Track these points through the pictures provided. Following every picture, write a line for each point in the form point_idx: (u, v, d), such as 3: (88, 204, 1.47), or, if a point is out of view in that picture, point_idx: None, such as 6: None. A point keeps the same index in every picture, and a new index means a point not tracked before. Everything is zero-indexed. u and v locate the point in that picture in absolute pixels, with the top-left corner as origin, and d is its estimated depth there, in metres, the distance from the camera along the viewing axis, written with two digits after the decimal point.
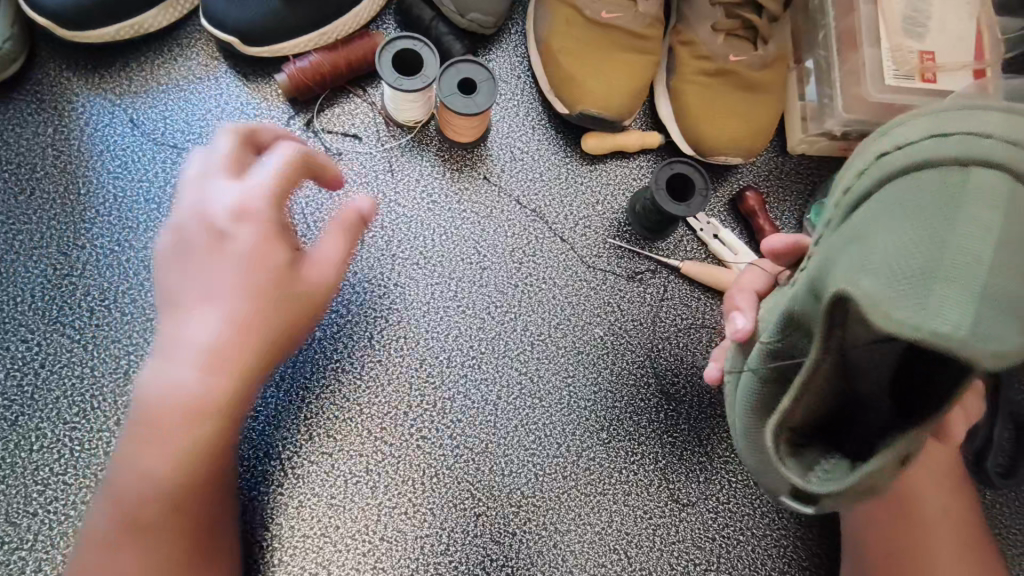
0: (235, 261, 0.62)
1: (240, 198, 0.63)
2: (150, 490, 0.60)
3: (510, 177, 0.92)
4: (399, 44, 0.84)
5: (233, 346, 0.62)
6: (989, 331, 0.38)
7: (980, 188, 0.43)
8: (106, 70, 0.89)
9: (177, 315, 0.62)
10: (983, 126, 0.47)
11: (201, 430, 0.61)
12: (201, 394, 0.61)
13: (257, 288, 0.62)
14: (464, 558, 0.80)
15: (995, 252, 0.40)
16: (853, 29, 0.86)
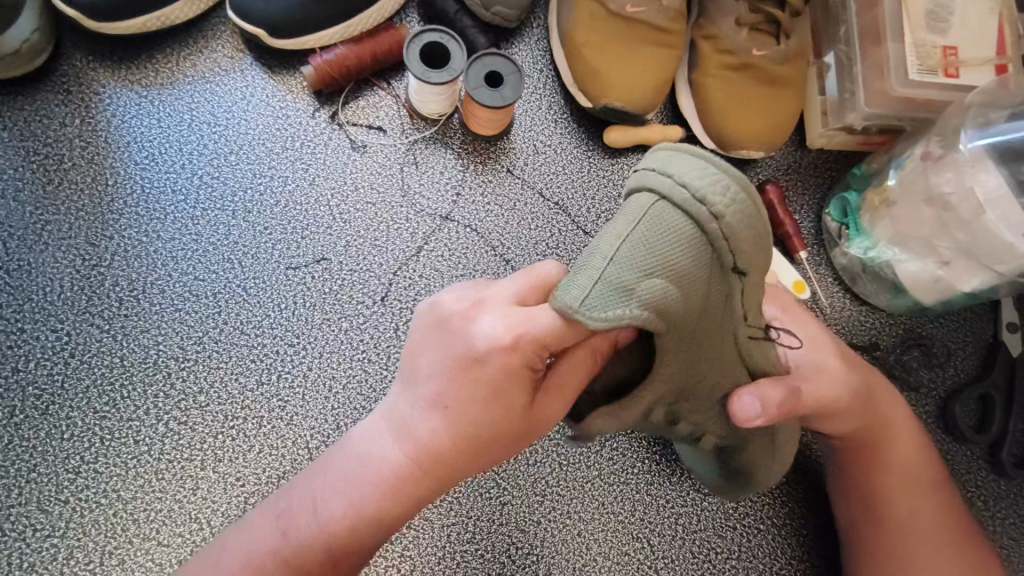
0: (512, 329, 0.56)
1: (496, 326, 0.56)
2: (369, 510, 0.60)
3: (533, 170, 0.93)
4: (426, 37, 0.84)
5: (478, 431, 0.58)
6: (599, 302, 0.52)
7: (663, 215, 0.53)
8: (131, 61, 0.89)
9: (459, 361, 0.58)
10: (699, 168, 0.52)
11: (469, 450, 0.59)
12: (438, 443, 0.59)
13: (463, 375, 0.57)
14: (490, 546, 0.81)
15: (621, 248, 0.52)
16: (876, 24, 0.87)
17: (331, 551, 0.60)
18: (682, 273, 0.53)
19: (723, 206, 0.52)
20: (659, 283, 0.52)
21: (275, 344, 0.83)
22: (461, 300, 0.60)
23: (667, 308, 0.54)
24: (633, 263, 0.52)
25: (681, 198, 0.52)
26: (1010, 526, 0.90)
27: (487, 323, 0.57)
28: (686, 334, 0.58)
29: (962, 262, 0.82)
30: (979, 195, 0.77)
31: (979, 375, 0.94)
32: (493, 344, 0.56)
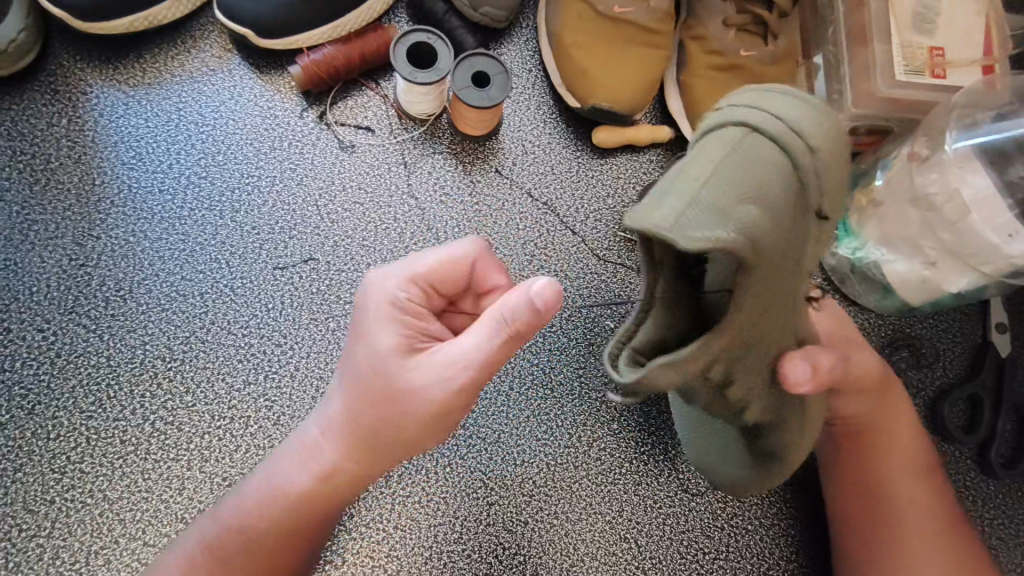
0: (397, 306, 0.65)
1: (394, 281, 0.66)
2: (291, 493, 0.67)
3: (522, 170, 0.93)
4: (413, 38, 0.84)
5: (373, 407, 0.64)
6: (688, 225, 0.49)
7: (753, 144, 0.54)
8: (120, 61, 0.89)
9: (360, 339, 0.66)
10: (793, 103, 0.55)
11: (371, 422, 0.64)
12: (348, 430, 0.66)
13: (371, 395, 0.64)
14: (476, 546, 0.81)
15: (716, 174, 0.52)
16: (863, 25, 0.87)
17: (261, 539, 0.67)
18: (771, 200, 0.53)
19: (821, 140, 0.54)
20: (750, 210, 0.52)
21: (262, 343, 0.83)
22: (398, 268, 0.68)
23: (755, 238, 0.52)
24: (730, 187, 0.52)
25: (775, 127, 0.54)
26: (999, 526, 0.90)
27: (386, 282, 0.67)
28: (765, 281, 0.56)
29: (948, 263, 0.82)
30: (965, 197, 0.77)
31: (968, 376, 0.93)
32: (393, 314, 0.65)
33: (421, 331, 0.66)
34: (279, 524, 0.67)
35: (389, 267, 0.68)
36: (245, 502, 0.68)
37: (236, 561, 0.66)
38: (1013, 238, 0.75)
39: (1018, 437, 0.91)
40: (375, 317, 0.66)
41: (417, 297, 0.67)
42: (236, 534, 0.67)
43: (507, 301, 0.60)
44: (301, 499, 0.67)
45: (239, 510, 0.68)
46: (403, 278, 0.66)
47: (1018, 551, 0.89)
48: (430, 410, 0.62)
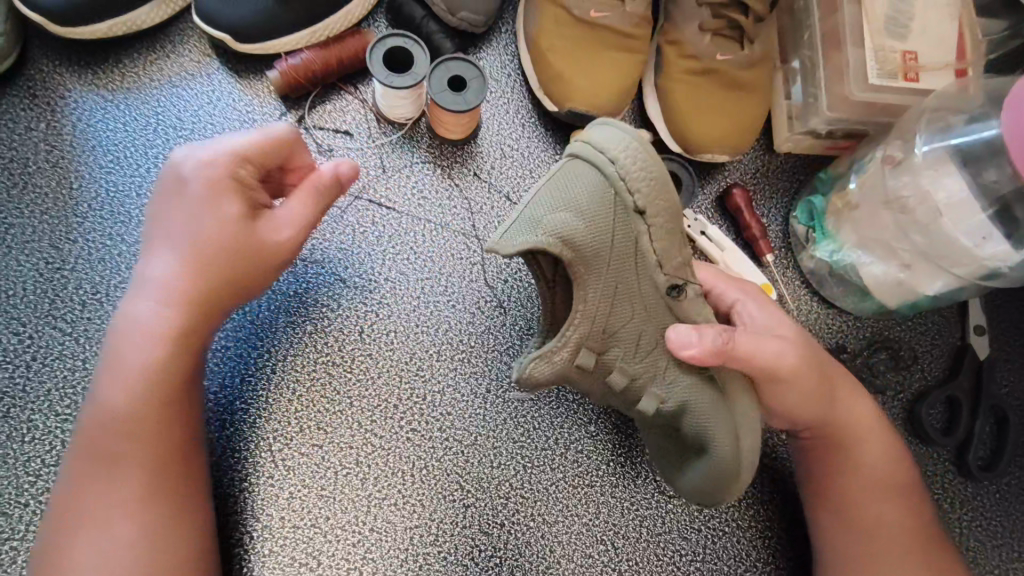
0: (213, 183, 0.69)
1: (204, 165, 0.70)
2: (151, 368, 0.68)
3: (500, 173, 0.93)
4: (390, 42, 0.85)
5: (226, 258, 0.70)
6: (513, 234, 0.63)
7: (573, 165, 0.64)
8: (98, 66, 0.89)
9: (184, 208, 0.70)
10: (606, 132, 0.63)
11: (219, 274, 0.70)
12: (193, 284, 0.70)
13: (215, 248, 0.70)
14: (453, 548, 0.81)
15: (540, 189, 0.66)
16: (838, 29, 0.88)
17: (136, 414, 0.67)
18: (587, 207, 0.62)
19: (630, 160, 0.61)
20: (563, 215, 0.62)
21: (240, 346, 0.84)
22: (198, 157, 0.71)
23: (573, 241, 0.62)
24: (551, 200, 0.63)
25: (591, 155, 0.63)
26: (977, 529, 0.90)
27: (190, 168, 0.70)
28: (608, 269, 0.64)
29: (922, 265, 0.83)
30: (938, 201, 0.78)
31: (947, 378, 0.94)
32: (211, 186, 0.69)
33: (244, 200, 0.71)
34: (152, 406, 0.68)
35: (186, 157, 0.71)
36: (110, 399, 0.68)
37: (143, 458, 0.67)
38: (986, 240, 0.77)
39: (996, 439, 0.91)
40: (197, 193, 0.70)
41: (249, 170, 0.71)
42: (123, 422, 0.67)
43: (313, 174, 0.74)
44: (157, 370, 0.68)
45: (112, 407, 0.67)
46: (224, 160, 0.70)
47: (997, 552, 0.89)
48: (284, 255, 0.74)
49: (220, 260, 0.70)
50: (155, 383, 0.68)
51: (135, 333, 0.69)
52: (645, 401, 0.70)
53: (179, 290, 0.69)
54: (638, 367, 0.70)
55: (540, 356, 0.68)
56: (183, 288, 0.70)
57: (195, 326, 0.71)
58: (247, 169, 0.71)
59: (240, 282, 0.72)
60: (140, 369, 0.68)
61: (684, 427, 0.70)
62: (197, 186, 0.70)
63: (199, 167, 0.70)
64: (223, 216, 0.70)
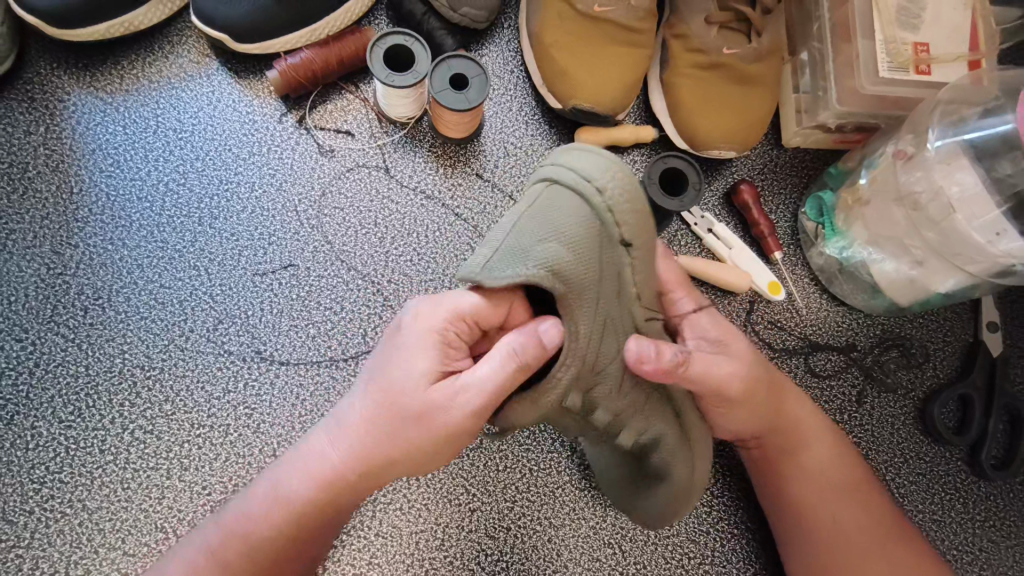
0: (418, 345, 0.63)
1: (410, 368, 0.62)
2: (294, 504, 0.65)
3: (502, 173, 0.92)
4: (390, 40, 0.83)
5: (416, 430, 0.62)
6: (495, 267, 0.61)
7: (555, 195, 0.63)
8: (96, 68, 0.88)
9: (374, 378, 0.65)
10: (590, 159, 0.63)
11: (399, 433, 0.62)
12: (362, 439, 0.64)
13: (379, 391, 0.63)
14: (459, 553, 0.80)
15: (520, 220, 0.63)
16: (848, 21, 0.86)
17: (283, 516, 0.65)
18: (568, 238, 0.61)
19: (612, 190, 0.62)
20: (556, 249, 0.61)
21: (243, 350, 0.83)
22: (418, 303, 0.66)
23: (559, 274, 0.61)
24: (534, 231, 0.62)
25: (573, 180, 0.63)
26: (990, 529, 0.88)
27: (405, 345, 0.63)
28: (596, 306, 0.63)
29: (935, 262, 0.81)
30: (952, 195, 0.76)
31: (960, 376, 0.92)
32: (423, 377, 0.62)
33: (457, 351, 0.64)
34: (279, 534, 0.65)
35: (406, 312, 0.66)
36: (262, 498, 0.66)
37: (242, 565, 0.64)
38: (1000, 236, 0.74)
39: (1010, 436, 0.90)
40: (385, 358, 0.65)
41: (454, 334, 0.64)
42: (245, 534, 0.65)
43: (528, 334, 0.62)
44: (303, 509, 0.65)
45: (241, 519, 0.66)
46: (444, 346, 0.63)
47: (1010, 552, 0.88)
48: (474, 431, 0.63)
49: (383, 417, 0.63)
50: (308, 512, 0.65)
51: (293, 463, 0.66)
52: (623, 435, 0.70)
53: (351, 440, 0.64)
54: (620, 404, 0.68)
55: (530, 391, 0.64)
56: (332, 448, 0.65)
57: (364, 472, 0.65)
58: (447, 330, 0.63)
59: (442, 450, 0.63)
60: (290, 490, 0.65)
61: (654, 456, 0.72)
62: (406, 378, 0.62)
63: (400, 335, 0.65)
64: (394, 375, 0.63)
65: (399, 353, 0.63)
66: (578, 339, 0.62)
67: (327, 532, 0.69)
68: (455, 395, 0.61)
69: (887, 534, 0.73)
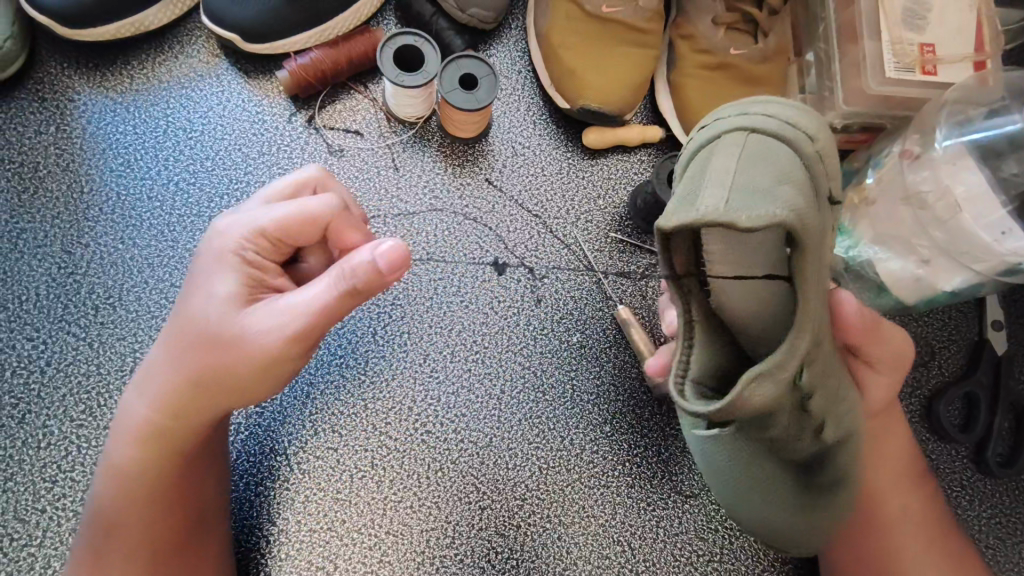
0: (223, 266, 0.64)
1: (210, 289, 0.64)
2: (136, 442, 0.66)
3: (511, 173, 0.92)
4: (400, 41, 0.84)
5: (224, 356, 0.63)
6: (736, 208, 0.52)
7: (759, 141, 0.58)
8: (107, 68, 0.88)
9: (181, 307, 0.66)
10: (782, 110, 0.61)
11: (209, 358, 0.63)
12: (178, 370, 0.65)
13: (182, 319, 0.65)
14: (469, 551, 0.81)
15: (735, 165, 0.56)
16: (854, 22, 0.86)
17: (131, 461, 0.66)
18: (792, 176, 0.56)
19: (815, 137, 0.60)
20: (786, 189, 0.54)
21: None
22: (217, 229, 0.67)
23: (806, 216, 0.54)
24: (754, 173, 0.55)
25: (774, 125, 0.59)
26: (996, 526, 0.89)
27: (203, 273, 0.65)
28: (822, 267, 0.57)
29: (942, 262, 0.81)
30: (957, 194, 0.77)
31: (965, 374, 0.93)
32: (223, 300, 0.63)
33: (261, 275, 0.65)
34: (129, 492, 0.67)
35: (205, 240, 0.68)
36: (108, 456, 0.68)
37: (118, 520, 0.66)
38: (1006, 235, 0.75)
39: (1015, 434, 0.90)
40: (190, 290, 0.66)
41: (266, 250, 0.66)
42: (111, 486, 0.67)
43: (352, 257, 0.61)
44: (142, 460, 0.66)
45: (108, 474, 0.68)
46: (239, 266, 0.64)
47: (1016, 549, 0.88)
48: (279, 359, 0.63)
49: (194, 346, 0.64)
50: (148, 453, 0.66)
51: (131, 406, 0.68)
52: (829, 429, 0.60)
53: (167, 372, 0.65)
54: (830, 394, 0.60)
55: (766, 368, 0.52)
56: (155, 385, 0.66)
57: (190, 408, 0.66)
58: (241, 252, 0.65)
59: (260, 377, 0.64)
60: (131, 434, 0.67)
61: (841, 462, 0.62)
62: (205, 304, 0.64)
63: (200, 266, 0.66)
64: (195, 301, 0.64)
65: (202, 279, 0.65)
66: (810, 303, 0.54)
67: (193, 488, 0.70)
68: (254, 313, 0.62)
69: (937, 540, 0.76)
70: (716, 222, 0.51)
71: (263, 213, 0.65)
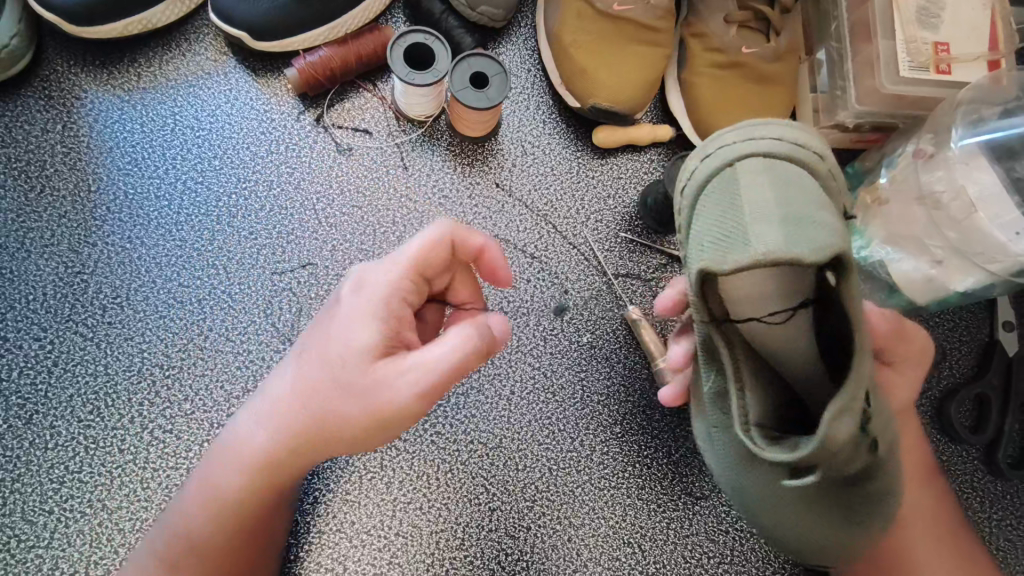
0: (371, 314, 0.60)
1: (354, 331, 0.60)
2: (245, 470, 0.65)
3: (520, 172, 0.92)
4: (410, 38, 0.83)
5: (354, 407, 0.60)
6: (797, 237, 0.52)
7: (774, 166, 0.59)
8: (113, 66, 0.88)
9: (314, 338, 0.63)
10: (781, 130, 0.63)
11: (338, 407, 0.60)
12: (296, 410, 0.62)
13: (316, 357, 0.62)
14: (479, 552, 0.80)
15: (765, 194, 0.56)
16: (868, 21, 0.86)
17: (236, 488, 0.66)
18: (819, 196, 0.58)
19: (815, 150, 0.63)
20: (821, 210, 0.56)
21: (261, 350, 0.82)
22: (367, 268, 0.64)
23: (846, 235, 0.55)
24: (790, 197, 0.56)
25: (779, 147, 0.61)
26: (1007, 528, 0.89)
27: (348, 311, 0.61)
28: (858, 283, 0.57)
29: (955, 262, 0.80)
30: (971, 194, 0.77)
31: (976, 375, 0.92)
32: (362, 350, 0.59)
33: (401, 326, 0.61)
34: (222, 521, 0.66)
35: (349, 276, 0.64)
36: (209, 478, 0.67)
37: (204, 551, 0.66)
38: (1020, 235, 0.75)
39: None
40: (326, 324, 0.63)
41: (410, 295, 0.63)
42: (203, 508, 0.67)
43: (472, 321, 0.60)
44: (239, 496, 0.66)
45: (204, 498, 0.67)
46: (376, 313, 0.60)
47: None
48: (410, 417, 0.60)
49: (316, 386, 0.61)
50: (251, 482, 0.66)
51: (242, 434, 0.66)
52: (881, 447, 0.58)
53: (288, 409, 0.63)
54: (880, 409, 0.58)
55: (841, 409, 0.50)
56: (271, 420, 0.64)
57: (301, 450, 0.64)
58: (385, 295, 0.61)
59: (380, 432, 0.61)
60: (241, 462, 0.65)
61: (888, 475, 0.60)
62: (352, 349, 0.59)
63: (343, 300, 0.62)
64: (338, 341, 0.60)
65: (342, 315, 0.62)
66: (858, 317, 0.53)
67: (268, 522, 0.70)
68: (400, 363, 0.59)
69: (946, 534, 0.76)
70: (781, 260, 0.51)
71: (400, 254, 0.62)
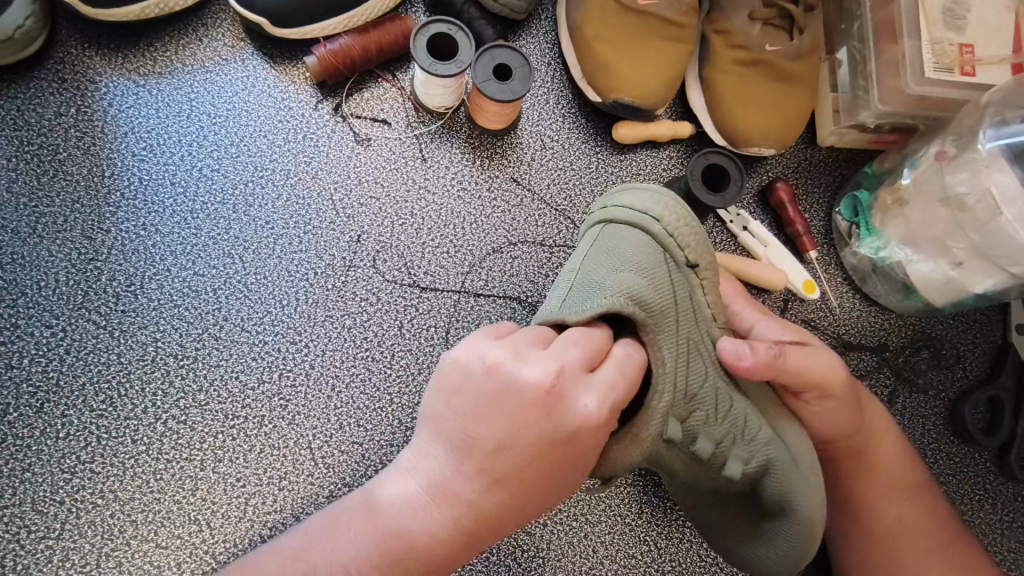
0: (608, 397, 0.53)
1: (593, 408, 0.52)
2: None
3: (539, 166, 0.91)
4: (433, 28, 0.82)
5: (572, 482, 0.55)
6: (572, 306, 0.61)
7: (610, 234, 0.67)
8: (129, 50, 0.86)
9: (531, 433, 0.51)
10: (634, 196, 0.68)
11: (558, 485, 0.53)
12: (505, 496, 0.52)
13: (546, 445, 0.51)
14: (496, 549, 0.80)
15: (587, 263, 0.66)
16: (893, 20, 0.85)
17: None
18: (649, 268, 0.63)
19: (666, 212, 0.66)
20: (622, 274, 0.62)
21: (278, 341, 0.81)
22: (549, 357, 0.53)
23: (639, 295, 0.60)
24: (601, 265, 0.64)
25: (621, 216, 0.68)
26: (1017, 529, 0.89)
27: (579, 397, 0.52)
28: (673, 330, 0.61)
29: (976, 264, 0.80)
30: (996, 196, 0.75)
31: (989, 378, 0.92)
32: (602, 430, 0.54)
33: None
34: None
35: (526, 363, 0.53)
36: None
37: None
38: None
39: None
40: (540, 414, 0.51)
41: None
42: None
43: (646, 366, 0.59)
44: None
45: None
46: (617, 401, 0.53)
47: None
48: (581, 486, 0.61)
49: (539, 474, 0.52)
50: None
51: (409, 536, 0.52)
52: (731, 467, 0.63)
53: (491, 491, 0.52)
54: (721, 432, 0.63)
55: (623, 435, 0.58)
56: (457, 512, 0.52)
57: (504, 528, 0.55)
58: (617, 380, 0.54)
59: None
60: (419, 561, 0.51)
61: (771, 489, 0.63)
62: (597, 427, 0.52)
63: (566, 393, 0.52)
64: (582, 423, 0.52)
65: (567, 400, 0.52)
66: (669, 365, 0.59)
67: None
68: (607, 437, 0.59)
69: (939, 547, 0.71)
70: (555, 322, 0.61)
71: (591, 331, 0.57)
